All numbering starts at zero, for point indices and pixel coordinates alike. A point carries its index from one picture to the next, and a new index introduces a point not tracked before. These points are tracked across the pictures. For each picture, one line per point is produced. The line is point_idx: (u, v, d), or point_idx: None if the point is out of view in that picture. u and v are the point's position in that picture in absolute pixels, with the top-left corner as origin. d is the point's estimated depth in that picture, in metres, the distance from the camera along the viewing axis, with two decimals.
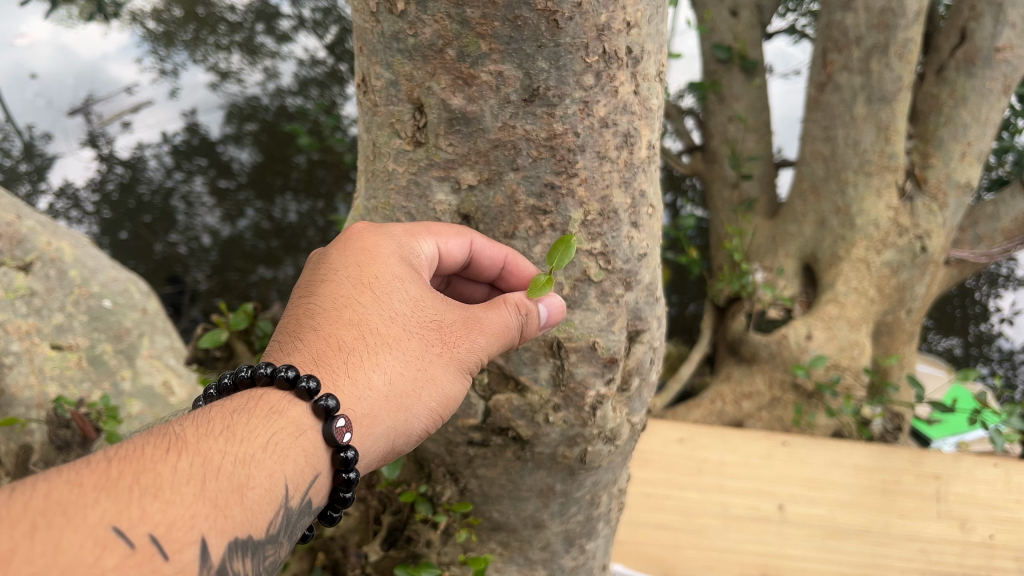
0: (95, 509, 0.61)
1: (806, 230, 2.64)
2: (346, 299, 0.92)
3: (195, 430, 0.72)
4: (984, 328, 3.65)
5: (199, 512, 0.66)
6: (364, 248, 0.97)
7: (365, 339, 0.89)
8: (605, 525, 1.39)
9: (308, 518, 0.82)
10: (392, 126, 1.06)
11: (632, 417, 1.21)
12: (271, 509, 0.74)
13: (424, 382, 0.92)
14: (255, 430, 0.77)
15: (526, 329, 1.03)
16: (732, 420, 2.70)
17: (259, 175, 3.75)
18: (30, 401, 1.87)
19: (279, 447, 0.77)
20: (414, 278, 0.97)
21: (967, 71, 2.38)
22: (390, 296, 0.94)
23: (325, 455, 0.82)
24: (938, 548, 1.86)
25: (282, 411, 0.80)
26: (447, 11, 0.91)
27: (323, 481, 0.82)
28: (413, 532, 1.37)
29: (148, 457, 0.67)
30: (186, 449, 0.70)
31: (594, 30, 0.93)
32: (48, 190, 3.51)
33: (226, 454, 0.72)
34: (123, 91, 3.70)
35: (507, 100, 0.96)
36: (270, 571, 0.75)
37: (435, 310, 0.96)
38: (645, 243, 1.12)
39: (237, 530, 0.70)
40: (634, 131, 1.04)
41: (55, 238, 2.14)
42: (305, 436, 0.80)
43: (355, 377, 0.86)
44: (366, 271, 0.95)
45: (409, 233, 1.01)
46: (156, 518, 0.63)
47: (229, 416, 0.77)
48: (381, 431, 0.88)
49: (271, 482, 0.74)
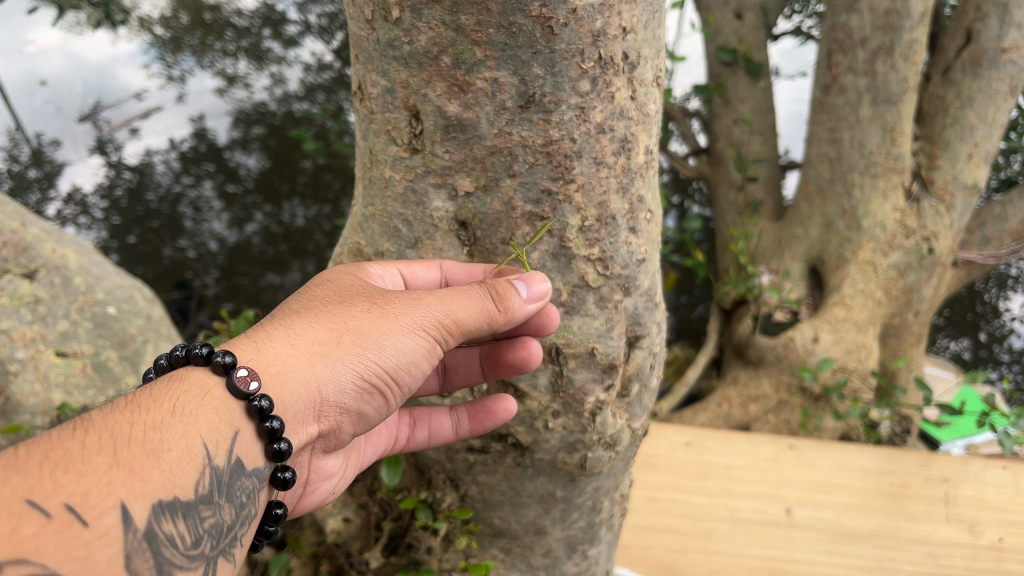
0: (6, 486, 0.67)
1: (813, 232, 2.63)
2: (280, 304, 1.04)
3: (102, 409, 0.79)
4: (995, 329, 3.62)
5: (115, 480, 0.73)
6: (314, 277, 1.10)
7: (279, 315, 0.99)
8: (607, 530, 1.38)
9: (247, 478, 0.89)
10: (389, 133, 1.06)
11: (633, 423, 1.21)
12: (194, 469, 0.81)
13: (342, 332, 0.97)
14: (164, 401, 0.84)
15: (501, 293, 0.99)
16: (739, 424, 2.67)
17: (266, 180, 3.76)
18: (36, 408, 1.84)
19: (189, 411, 0.84)
20: (345, 273, 1.06)
21: (973, 72, 2.37)
22: (318, 288, 1.03)
23: (241, 408, 0.89)
24: (947, 552, 1.83)
25: (182, 377, 0.88)
26: (442, 19, 0.91)
27: (248, 437, 0.89)
28: (413, 539, 1.37)
29: (57, 438, 0.74)
30: (93, 426, 0.76)
31: (589, 35, 0.93)
32: (57, 197, 3.53)
33: (134, 423, 0.78)
34: (133, 96, 3.74)
35: (503, 106, 0.96)
36: (209, 527, 0.82)
37: (361, 286, 1.03)
38: (644, 248, 1.12)
39: (159, 492, 0.76)
40: (631, 137, 1.03)
41: (60, 245, 2.16)
42: (212, 393, 0.87)
43: (260, 337, 0.95)
44: (304, 284, 1.07)
45: (362, 262, 1.10)
46: (69, 489, 0.69)
47: (139, 394, 0.84)
48: (297, 378, 0.93)
49: (187, 443, 0.81)
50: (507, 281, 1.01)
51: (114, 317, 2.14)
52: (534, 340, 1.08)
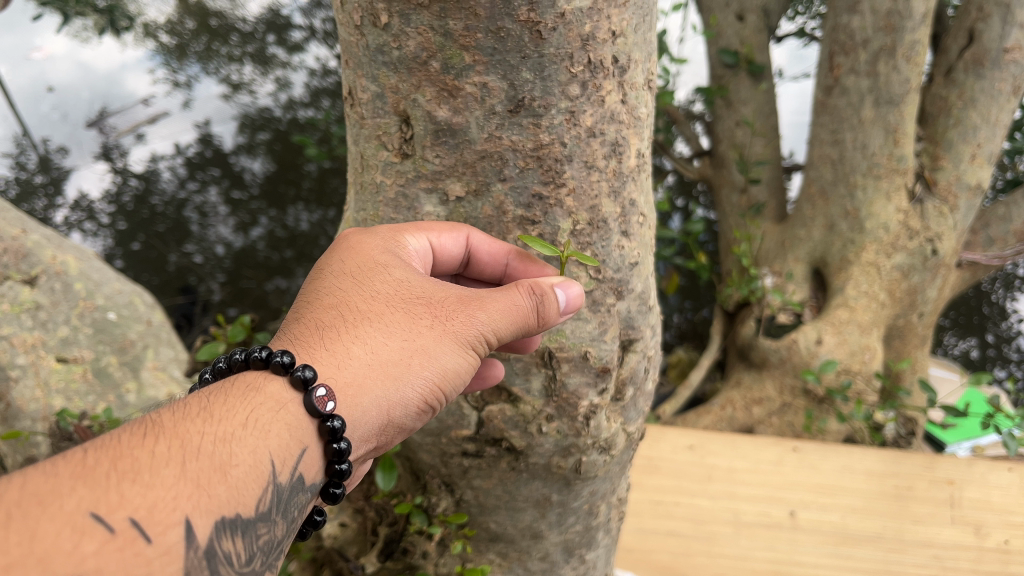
0: (71, 497, 0.64)
1: (816, 234, 2.62)
2: (331, 288, 0.96)
3: (173, 414, 0.76)
4: (1003, 329, 3.60)
5: (182, 494, 0.69)
6: (350, 245, 1.02)
7: (345, 316, 0.92)
8: (604, 534, 1.38)
9: (303, 494, 0.84)
10: (379, 138, 1.07)
11: (628, 426, 1.21)
12: (258, 486, 0.77)
13: (414, 351, 0.92)
14: (234, 410, 0.79)
15: (546, 310, 0.96)
16: (742, 426, 2.66)
17: (271, 185, 3.75)
18: (36, 414, 1.85)
19: (260, 423, 0.80)
20: (399, 262, 0.99)
21: (976, 72, 2.36)
22: (376, 280, 0.96)
23: (312, 427, 0.85)
24: (952, 554, 1.81)
25: (259, 387, 0.83)
26: (430, 24, 0.91)
27: (314, 454, 0.85)
28: (408, 543, 1.37)
29: (126, 445, 0.70)
30: (164, 433, 0.73)
31: (578, 40, 0.93)
32: (63, 203, 3.54)
33: (204, 434, 0.74)
34: (140, 102, 3.77)
35: (493, 110, 0.96)
36: (263, 547, 0.78)
37: (423, 288, 0.97)
38: (636, 252, 1.12)
39: (224, 509, 0.72)
40: (622, 140, 1.04)
41: (60, 251, 2.18)
42: (286, 409, 0.83)
43: (335, 349, 0.88)
44: (352, 263, 0.98)
45: (396, 230, 1.03)
46: (136, 502, 0.66)
47: (207, 399, 0.80)
48: (371, 401, 0.89)
49: (255, 459, 0.77)
50: (548, 286, 0.97)
51: (114, 323, 2.15)
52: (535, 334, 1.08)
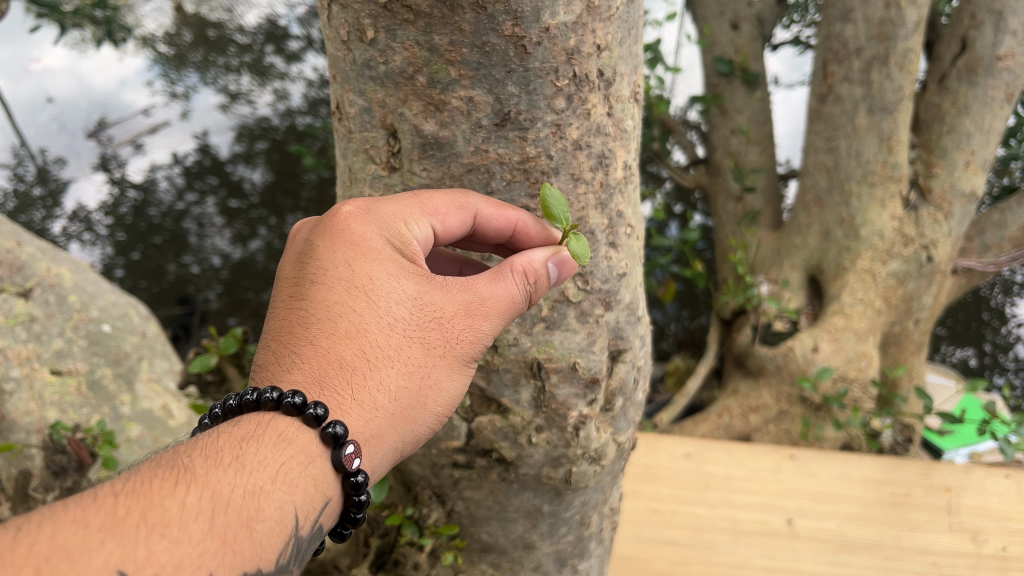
0: (100, 551, 0.63)
1: (811, 241, 2.63)
2: (342, 307, 0.91)
3: (204, 460, 0.75)
4: (1000, 336, 3.60)
5: (208, 551, 0.68)
6: (354, 243, 0.94)
7: (366, 354, 0.89)
8: (597, 544, 1.38)
9: (319, 541, 0.84)
10: (367, 151, 1.08)
11: (618, 437, 1.22)
12: (281, 540, 0.76)
13: (427, 385, 0.94)
14: (264, 460, 0.79)
15: (535, 295, 1.01)
16: (739, 434, 2.66)
17: (269, 195, 3.75)
18: (30, 427, 1.85)
19: (288, 477, 0.79)
20: (409, 271, 0.94)
21: (969, 80, 2.37)
22: (387, 299, 0.92)
23: (336, 482, 0.85)
24: (951, 561, 1.83)
25: (290, 438, 0.82)
26: (416, 39, 0.92)
27: (334, 505, 0.85)
28: (401, 555, 1.37)
29: (156, 494, 0.69)
30: (195, 484, 0.71)
31: (563, 54, 0.94)
32: (62, 214, 3.53)
33: (235, 487, 0.73)
34: (140, 113, 3.77)
35: (479, 124, 0.97)
36: None
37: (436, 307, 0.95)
38: (625, 263, 1.13)
39: (247, 566, 0.71)
40: (609, 153, 1.05)
41: (54, 264, 2.18)
42: (314, 464, 0.82)
43: (361, 401, 0.87)
44: (359, 274, 0.93)
45: (400, 215, 0.96)
46: (163, 559, 0.65)
47: (236, 445, 0.79)
48: (390, 441, 0.91)
49: (281, 513, 0.76)
50: (541, 264, 1.00)
51: (109, 335, 2.15)
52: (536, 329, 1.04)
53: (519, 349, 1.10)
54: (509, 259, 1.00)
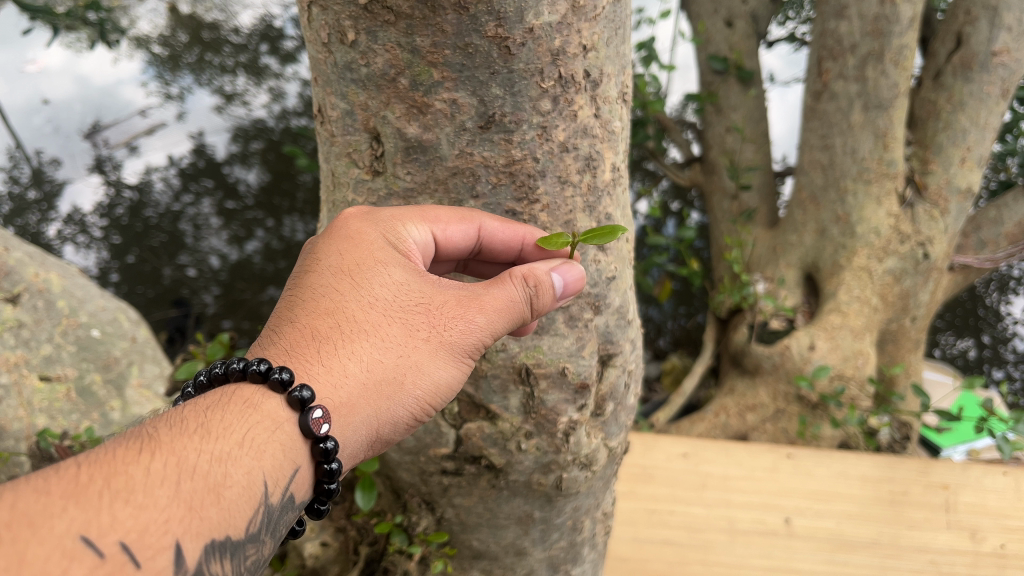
0: (64, 517, 0.65)
1: (807, 239, 2.61)
2: (326, 288, 0.94)
3: (170, 429, 0.77)
4: (998, 332, 3.58)
5: (173, 516, 0.70)
6: (350, 236, 0.99)
7: (342, 326, 0.91)
8: (590, 549, 1.37)
9: (292, 512, 0.86)
10: (350, 155, 1.09)
11: (609, 442, 1.21)
12: (248, 506, 0.79)
13: (408, 368, 0.93)
14: (231, 427, 0.81)
15: (541, 300, 0.98)
16: (736, 433, 2.65)
17: (266, 196, 3.71)
18: (19, 433, 1.83)
19: (256, 442, 0.81)
20: (398, 262, 0.97)
21: (964, 76, 2.36)
22: (373, 283, 0.95)
23: (305, 448, 0.86)
24: (949, 559, 1.81)
25: (256, 404, 0.84)
26: (397, 41, 0.92)
27: (305, 473, 0.87)
28: (390, 563, 1.35)
29: (121, 461, 0.71)
30: (160, 450, 0.74)
31: (548, 55, 0.94)
32: (57, 217, 3.51)
33: (201, 452, 0.76)
34: (137, 113, 3.74)
35: (463, 127, 0.98)
36: (251, 567, 0.80)
37: (421, 294, 0.96)
38: (614, 266, 1.13)
39: (213, 531, 0.74)
40: (596, 154, 1.06)
41: (43, 268, 2.16)
42: (281, 429, 0.84)
43: (329, 366, 0.88)
44: (349, 260, 0.97)
45: (398, 216, 1.00)
46: (127, 525, 0.67)
47: (204, 414, 0.81)
48: (362, 419, 0.91)
49: (248, 479, 0.79)
50: (544, 272, 0.98)
51: (98, 340, 2.14)
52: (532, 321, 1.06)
53: (506, 355, 1.10)
54: (517, 265, 0.99)
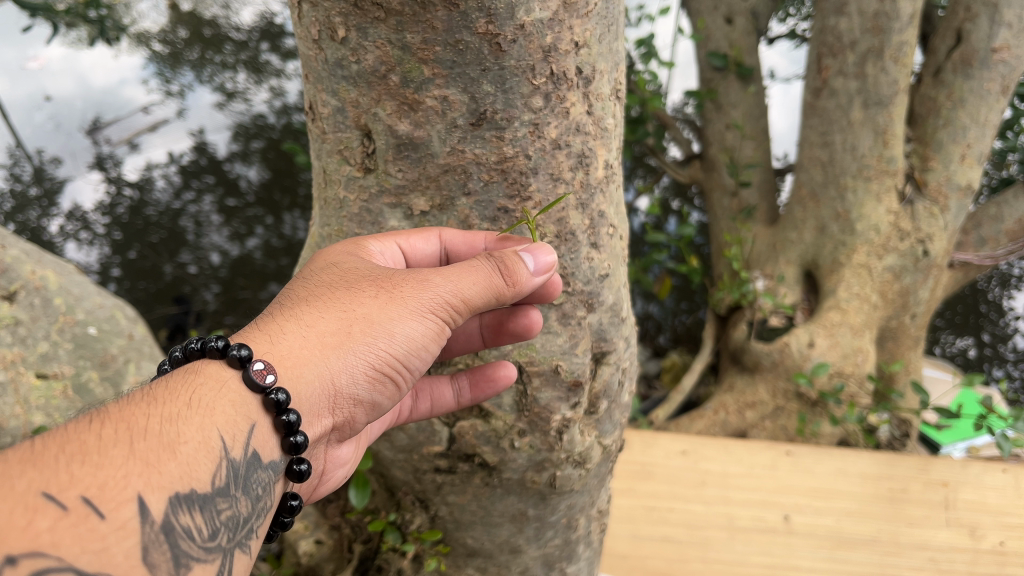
0: (22, 477, 0.66)
1: (807, 236, 2.60)
2: (284, 291, 1.01)
3: (117, 402, 0.79)
4: (999, 329, 3.58)
5: (131, 472, 0.72)
6: (313, 256, 1.07)
7: (286, 304, 0.96)
8: (585, 547, 1.36)
9: (262, 471, 0.88)
10: (341, 153, 1.09)
11: (603, 440, 1.22)
12: (210, 461, 0.80)
13: (354, 320, 0.94)
14: (178, 391, 0.83)
15: (512, 270, 0.98)
16: (735, 431, 2.62)
17: (265, 193, 3.72)
18: (17, 431, 1.83)
19: (205, 402, 0.84)
20: (351, 254, 1.03)
21: (964, 73, 2.35)
22: (325, 273, 1.01)
23: (257, 402, 0.88)
24: (949, 556, 1.81)
25: (198, 370, 0.87)
26: (388, 37, 0.93)
27: (264, 428, 0.89)
28: (384, 561, 1.35)
29: (72, 431, 0.73)
30: (110, 418, 0.76)
31: (540, 51, 0.95)
32: (58, 214, 3.48)
33: (151, 415, 0.78)
34: (140, 110, 3.73)
35: (454, 124, 0.98)
36: (229, 524, 0.82)
37: (371, 270, 1.00)
38: (606, 264, 1.14)
39: (176, 484, 0.75)
40: (588, 151, 1.06)
41: (39, 266, 2.15)
42: (227, 386, 0.86)
43: (269, 329, 0.92)
44: (308, 268, 1.03)
45: (359, 237, 1.07)
46: (86, 481, 0.68)
47: (150, 387, 0.83)
48: (311, 370, 0.91)
49: (203, 435, 0.80)
50: (513, 252, 0.99)
51: (95, 337, 2.14)
52: (537, 309, 1.08)
53: (498, 353, 1.13)
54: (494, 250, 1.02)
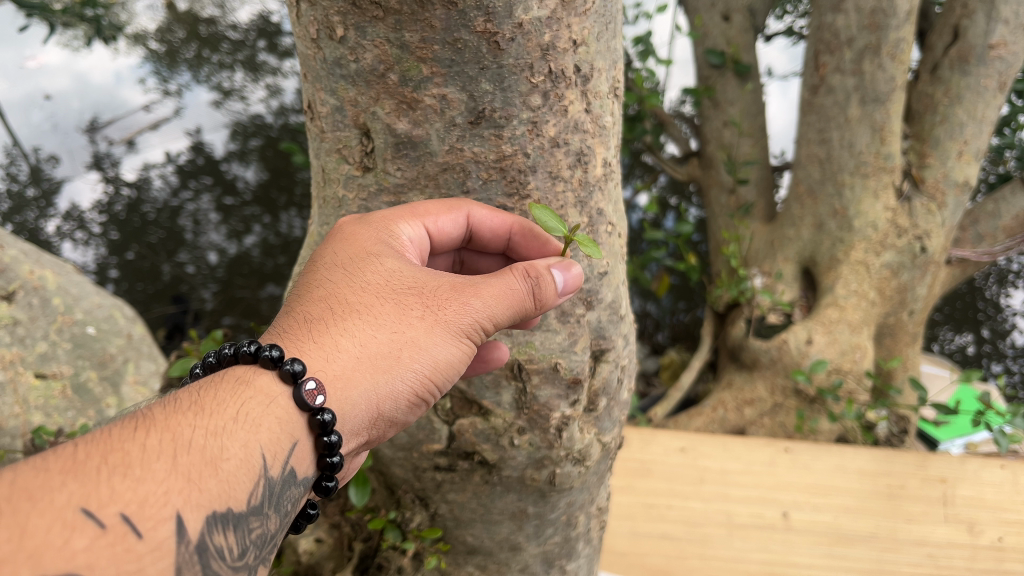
0: (62, 491, 0.66)
1: (805, 233, 2.60)
2: (322, 280, 0.98)
3: (164, 408, 0.78)
4: (997, 325, 3.59)
5: (172, 488, 0.72)
6: (343, 235, 1.02)
7: (334, 309, 0.94)
8: (585, 544, 1.37)
9: (296, 487, 0.87)
10: (340, 151, 1.10)
11: (603, 437, 1.23)
12: (249, 479, 0.80)
13: (404, 344, 0.94)
14: (224, 403, 0.82)
15: (542, 292, 0.99)
16: (734, 428, 2.62)
17: (263, 193, 3.71)
18: (16, 431, 1.83)
19: (251, 417, 0.83)
20: (392, 252, 1.00)
21: (961, 69, 2.35)
22: (368, 272, 0.98)
23: (303, 420, 0.87)
24: (946, 553, 1.81)
25: (249, 381, 0.86)
26: (386, 37, 0.93)
27: (306, 447, 0.88)
28: (384, 559, 1.36)
29: (116, 439, 0.73)
30: (155, 427, 0.75)
31: (537, 49, 0.95)
32: (56, 213, 3.49)
33: (196, 428, 0.77)
34: (140, 109, 3.71)
35: (453, 122, 0.99)
36: (258, 543, 0.81)
37: (414, 278, 0.98)
38: (605, 262, 1.14)
39: (214, 502, 0.75)
40: (587, 150, 1.07)
41: (38, 266, 2.15)
42: (276, 403, 0.85)
43: (322, 342, 0.90)
44: (344, 254, 1.00)
45: (390, 217, 1.03)
46: (126, 497, 0.68)
47: (196, 394, 0.83)
48: (361, 394, 0.91)
49: (246, 452, 0.80)
50: (544, 268, 1.00)
51: (94, 337, 2.15)
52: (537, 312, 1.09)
53: None
54: (521, 262, 1.02)
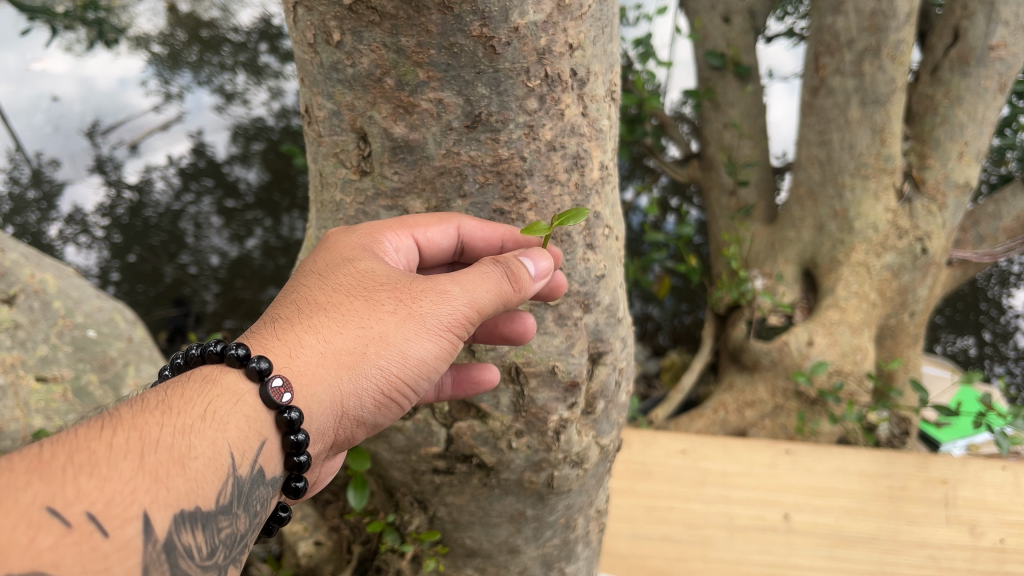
0: (27, 491, 0.66)
1: (805, 235, 2.60)
2: (300, 284, 0.99)
3: (131, 408, 0.79)
4: (999, 327, 3.58)
5: (139, 487, 0.72)
6: (326, 244, 1.05)
7: (304, 309, 0.95)
8: (585, 546, 1.37)
9: (263, 487, 0.88)
10: (337, 155, 1.10)
11: (600, 439, 1.23)
12: (217, 478, 0.80)
13: (371, 339, 0.94)
14: (192, 402, 0.82)
15: (517, 274, 0.99)
16: (735, 430, 2.62)
17: (265, 195, 3.74)
18: (17, 434, 1.83)
19: (219, 415, 0.83)
20: (368, 255, 1.01)
21: (961, 70, 2.35)
22: (343, 273, 0.99)
23: (270, 419, 0.88)
24: (948, 554, 1.81)
25: (215, 379, 0.86)
26: (382, 41, 0.93)
27: (273, 447, 0.88)
28: (383, 561, 1.37)
29: (82, 439, 0.73)
30: (122, 426, 0.75)
31: (534, 53, 0.96)
32: (57, 217, 3.49)
33: (164, 427, 0.77)
34: (151, 110, 3.69)
35: (449, 126, 0.99)
36: (227, 542, 0.82)
37: (388, 277, 0.99)
38: (603, 265, 1.15)
39: (182, 501, 0.75)
40: (584, 153, 1.07)
41: (38, 269, 2.16)
42: (244, 401, 0.86)
43: (287, 339, 0.91)
44: (323, 260, 1.01)
45: (371, 226, 1.05)
46: (92, 496, 0.68)
47: (164, 392, 0.83)
48: (324, 391, 0.91)
49: (213, 450, 0.80)
50: (514, 256, 1.01)
51: (94, 340, 2.15)
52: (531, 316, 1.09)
53: (496, 354, 1.14)
54: (493, 256, 1.03)
